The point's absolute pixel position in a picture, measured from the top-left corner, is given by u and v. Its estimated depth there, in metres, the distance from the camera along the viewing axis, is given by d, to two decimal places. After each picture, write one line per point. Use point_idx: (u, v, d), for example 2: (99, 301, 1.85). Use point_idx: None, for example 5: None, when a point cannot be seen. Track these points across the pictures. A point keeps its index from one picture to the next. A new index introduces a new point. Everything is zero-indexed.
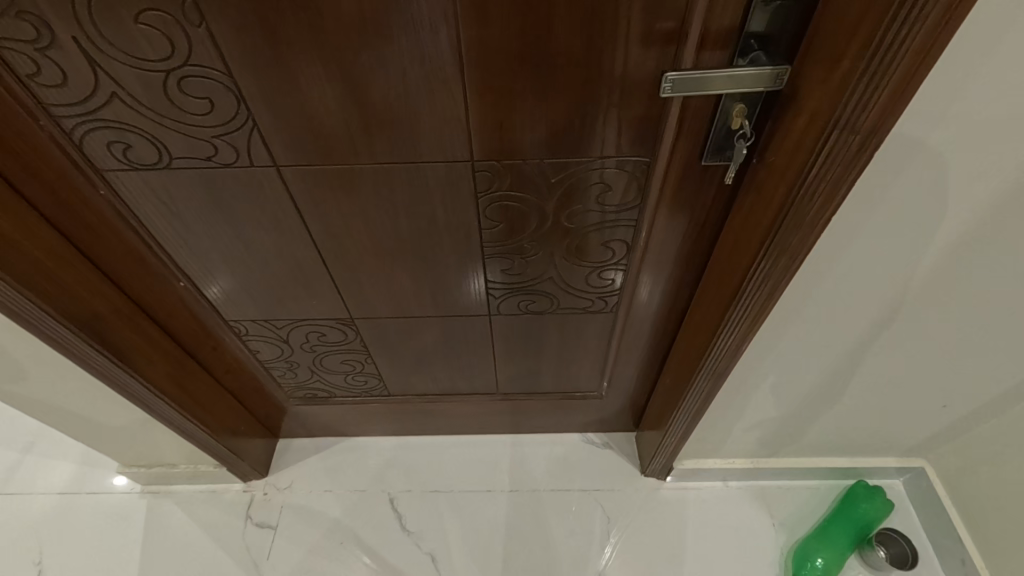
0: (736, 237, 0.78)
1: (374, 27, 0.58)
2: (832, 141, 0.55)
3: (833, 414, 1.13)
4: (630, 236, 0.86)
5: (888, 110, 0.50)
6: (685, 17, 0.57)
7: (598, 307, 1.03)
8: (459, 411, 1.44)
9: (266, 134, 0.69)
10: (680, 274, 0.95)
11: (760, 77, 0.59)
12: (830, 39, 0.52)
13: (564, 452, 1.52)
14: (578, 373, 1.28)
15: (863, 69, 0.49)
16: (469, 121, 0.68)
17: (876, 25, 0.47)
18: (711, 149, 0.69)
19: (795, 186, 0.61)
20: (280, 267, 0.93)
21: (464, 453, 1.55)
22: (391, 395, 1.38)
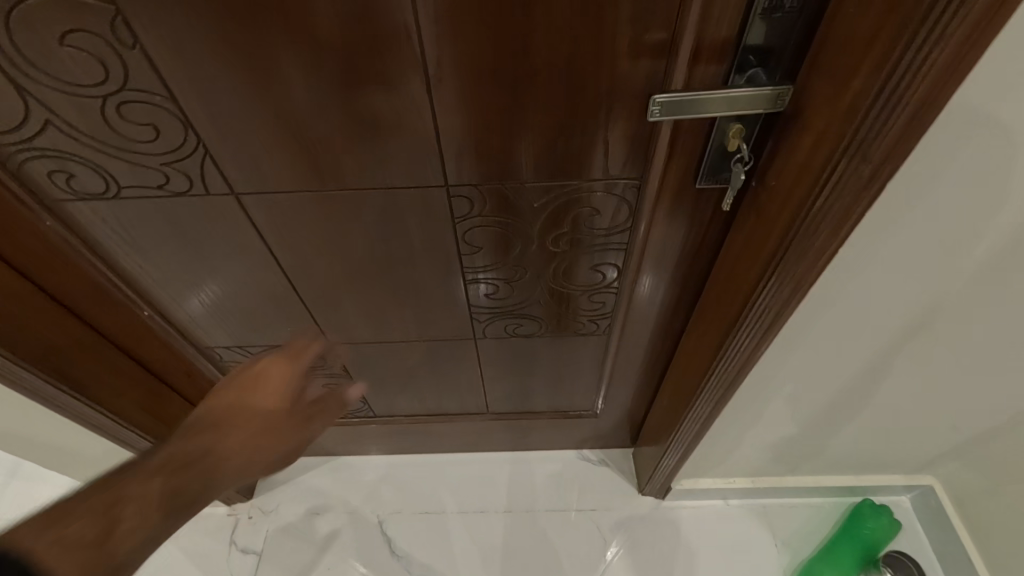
0: (733, 262, 0.73)
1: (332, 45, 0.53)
2: (841, 170, 0.49)
3: (837, 434, 1.08)
4: (621, 260, 0.80)
5: (903, 140, 0.45)
6: (676, 29, 0.51)
7: (590, 329, 0.98)
8: (448, 430, 1.39)
9: (221, 162, 0.63)
10: (676, 296, 0.89)
11: (758, 100, 0.54)
12: (837, 58, 0.47)
13: (559, 470, 1.47)
14: (572, 393, 1.23)
15: (878, 93, 0.44)
16: (442, 144, 0.63)
17: (890, 45, 0.42)
18: (706, 172, 0.63)
19: (799, 216, 0.56)
20: (251, 295, 0.87)
21: (455, 472, 1.49)
22: (379, 416, 1.33)
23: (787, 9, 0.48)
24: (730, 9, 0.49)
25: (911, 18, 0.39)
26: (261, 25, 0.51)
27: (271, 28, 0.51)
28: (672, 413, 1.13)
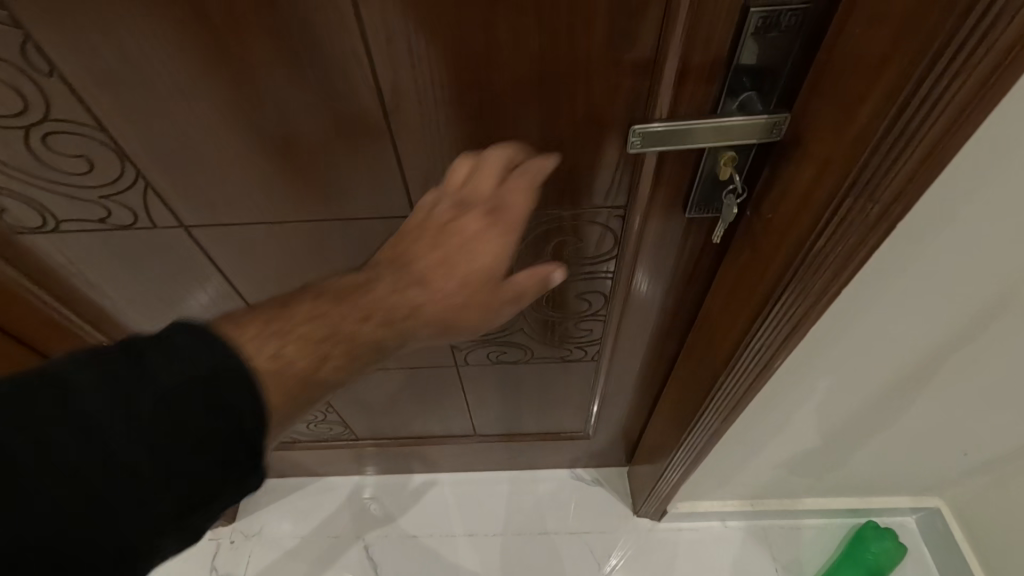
0: (725, 292, 0.68)
1: (277, 74, 0.48)
2: (848, 209, 0.45)
3: (839, 458, 1.03)
4: (607, 288, 0.75)
5: (915, 181, 0.41)
6: (659, 50, 0.46)
7: (577, 355, 0.93)
8: (436, 451, 1.34)
9: (165, 195, 0.58)
10: (668, 322, 0.84)
11: (749, 130, 0.47)
12: (835, 87, 0.41)
13: (551, 490, 1.42)
14: (562, 415, 1.18)
15: (888, 130, 0.39)
16: (406, 175, 0.57)
17: (897, 84, 0.37)
18: (696, 201, 0.58)
19: (798, 253, 0.51)
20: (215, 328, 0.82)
21: (444, 493, 1.44)
22: (363, 438, 1.28)
23: (783, 28, 0.43)
24: (718, 29, 0.43)
25: (923, 54, 0.35)
26: (196, 51, 0.46)
27: (208, 55, 0.46)
28: (668, 438, 1.08)
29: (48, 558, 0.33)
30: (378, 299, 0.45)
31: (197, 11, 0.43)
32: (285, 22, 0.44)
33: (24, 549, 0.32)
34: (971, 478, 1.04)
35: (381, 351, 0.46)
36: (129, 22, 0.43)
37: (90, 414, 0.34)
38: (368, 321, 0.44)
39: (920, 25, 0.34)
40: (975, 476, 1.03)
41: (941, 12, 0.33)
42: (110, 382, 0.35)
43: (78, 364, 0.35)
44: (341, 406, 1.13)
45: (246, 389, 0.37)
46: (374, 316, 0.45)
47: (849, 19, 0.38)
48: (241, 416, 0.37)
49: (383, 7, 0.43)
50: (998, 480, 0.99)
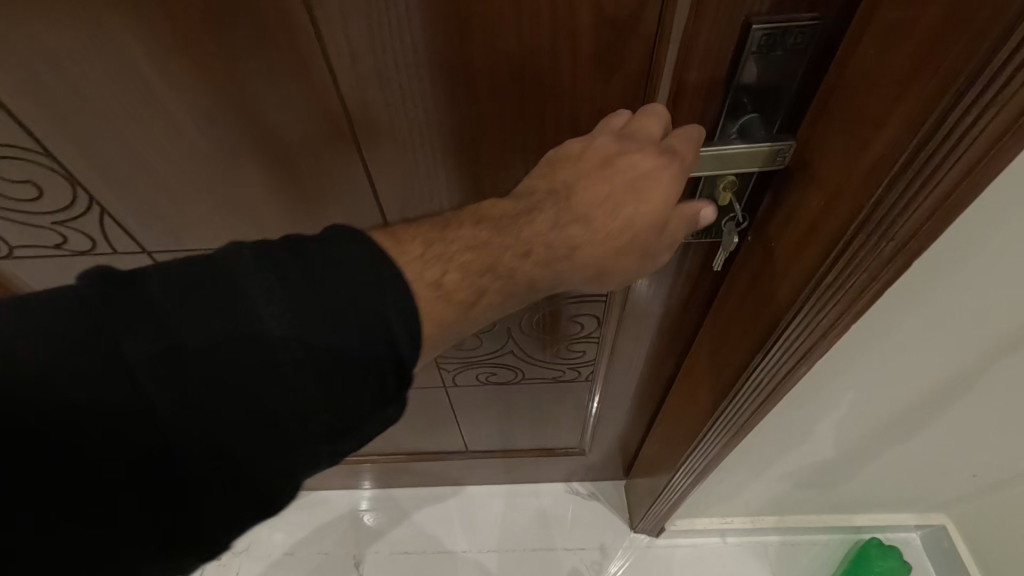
0: (725, 319, 0.64)
1: (236, 97, 0.44)
2: (858, 249, 0.41)
3: (841, 476, 1.00)
4: (601, 310, 0.71)
5: (929, 226, 0.38)
6: (651, 72, 0.42)
7: (571, 376, 0.89)
8: (429, 468, 1.31)
9: (123, 220, 0.54)
10: (665, 344, 0.81)
11: (753, 157, 0.43)
12: (846, 115, 0.38)
13: (547, 504, 1.39)
14: (557, 432, 1.15)
15: (905, 167, 0.36)
16: (381, 200, 0.54)
17: (910, 123, 0.34)
18: (694, 228, 0.53)
19: (803, 289, 0.48)
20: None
21: (437, 508, 1.41)
22: (353, 455, 1.25)
23: (786, 47, 0.39)
24: (715, 47, 0.40)
25: (941, 94, 0.32)
26: (146, 73, 0.42)
27: (158, 76, 0.42)
28: (666, 456, 1.04)
29: (217, 440, 0.35)
30: (536, 236, 0.41)
31: (143, 31, 0.39)
32: (241, 42, 0.40)
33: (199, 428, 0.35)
34: (977, 495, 1.01)
35: (530, 290, 0.43)
36: (70, 43, 0.40)
37: (260, 313, 0.35)
38: (523, 258, 0.41)
39: (943, 55, 0.31)
40: (980, 493, 1.00)
41: (970, 40, 0.30)
42: (285, 288, 0.35)
43: (255, 259, 0.36)
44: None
45: (407, 317, 0.37)
46: (531, 253, 0.41)
47: (865, 43, 0.35)
48: (390, 339, 0.37)
49: (347, 26, 0.40)
50: (1004, 497, 0.96)
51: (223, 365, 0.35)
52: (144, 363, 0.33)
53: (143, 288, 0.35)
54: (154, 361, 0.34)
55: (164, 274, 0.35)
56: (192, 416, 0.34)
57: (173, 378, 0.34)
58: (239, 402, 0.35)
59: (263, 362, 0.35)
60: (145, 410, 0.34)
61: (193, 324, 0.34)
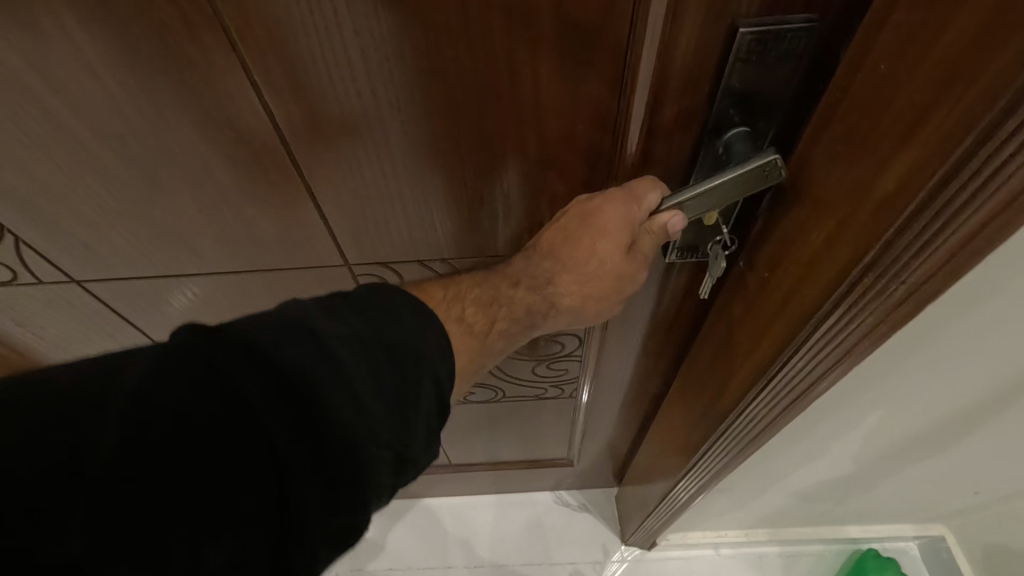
0: (713, 350, 0.61)
1: (151, 115, 0.39)
2: (864, 291, 0.37)
3: (831, 480, 0.98)
4: (581, 330, 0.67)
5: (948, 267, 0.33)
6: (621, 96, 0.38)
7: (554, 394, 0.85)
8: (411, 482, 1.26)
9: (44, 251, 0.50)
10: (653, 362, 0.76)
11: (726, 190, 0.37)
12: (855, 138, 0.34)
13: (535, 516, 1.33)
14: (543, 445, 1.10)
15: (922, 206, 0.31)
16: (333, 229, 0.50)
17: (934, 154, 0.30)
18: (678, 247, 0.48)
19: (801, 328, 0.44)
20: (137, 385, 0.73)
21: (422, 521, 1.34)
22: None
23: (778, 50, 0.34)
24: (693, 55, 0.35)
25: (971, 125, 0.28)
26: (47, 100, 0.38)
27: (60, 103, 0.38)
28: (655, 472, 1.01)
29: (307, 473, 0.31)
30: (528, 270, 0.45)
31: (36, 56, 0.35)
32: (151, 66, 0.36)
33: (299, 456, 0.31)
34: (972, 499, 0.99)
35: (532, 317, 0.45)
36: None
37: (360, 358, 0.35)
38: (517, 287, 0.44)
39: (969, 80, 0.27)
40: (974, 495, 0.98)
41: (998, 64, 0.26)
42: (349, 320, 0.36)
43: (333, 317, 0.36)
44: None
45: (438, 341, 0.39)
46: (526, 284, 0.44)
47: (878, 53, 0.32)
48: (442, 381, 0.38)
49: (271, 44, 0.35)
50: (997, 494, 0.94)
51: (340, 417, 0.33)
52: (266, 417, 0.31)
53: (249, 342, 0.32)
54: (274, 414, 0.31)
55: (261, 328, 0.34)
56: (309, 468, 0.32)
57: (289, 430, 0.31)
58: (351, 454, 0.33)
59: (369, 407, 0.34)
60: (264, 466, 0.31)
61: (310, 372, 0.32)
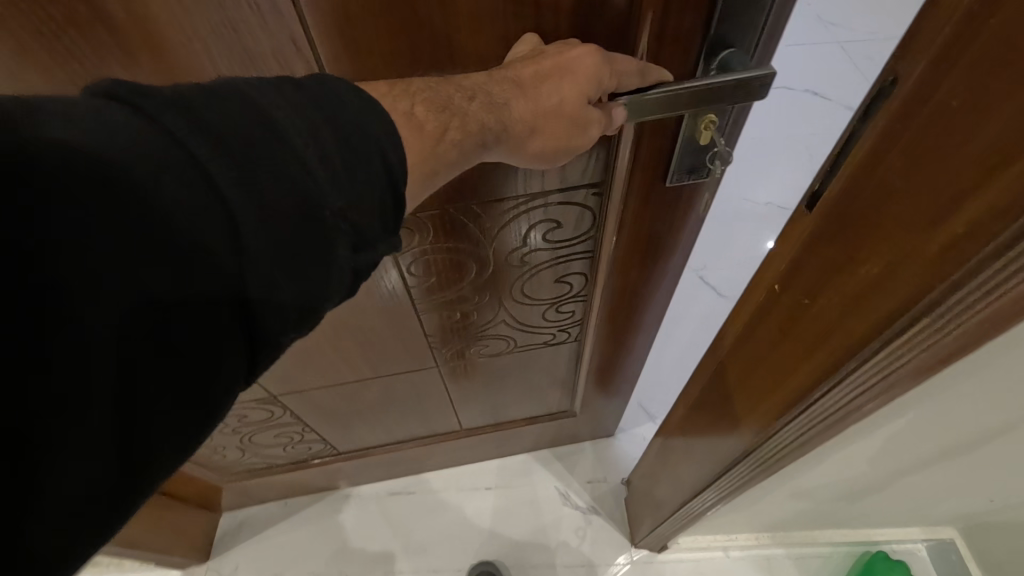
0: (750, 369, 0.61)
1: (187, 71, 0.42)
2: (920, 331, 0.38)
3: (849, 489, 0.96)
4: (588, 267, 0.74)
5: (1007, 318, 0.34)
6: (628, 15, 0.44)
7: (561, 339, 0.92)
8: (413, 455, 1.27)
9: None
10: (650, 305, 0.84)
11: (743, 91, 0.44)
12: (918, 174, 0.35)
13: (526, 477, 1.35)
14: (546, 396, 1.13)
15: (991, 255, 0.32)
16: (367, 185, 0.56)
17: (1006, 203, 0.30)
18: (677, 168, 0.57)
19: (846, 359, 0.46)
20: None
21: (427, 511, 1.32)
22: (343, 453, 1.22)
23: None
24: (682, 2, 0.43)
25: None
26: (97, 37, 0.38)
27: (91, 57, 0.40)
28: (674, 469, 0.99)
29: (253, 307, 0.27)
30: (484, 86, 0.37)
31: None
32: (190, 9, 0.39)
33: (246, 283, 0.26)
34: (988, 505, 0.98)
35: (484, 139, 0.37)
36: None
37: (240, 147, 0.26)
38: (473, 101, 0.36)
39: None
40: (991, 500, 0.95)
41: None
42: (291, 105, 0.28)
43: (177, 104, 0.26)
44: (315, 425, 1.06)
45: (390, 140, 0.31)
46: (482, 100, 0.36)
47: (949, 88, 0.31)
48: (393, 166, 0.31)
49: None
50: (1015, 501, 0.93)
51: (269, 177, 0.26)
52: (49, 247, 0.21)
53: (120, 119, 0.25)
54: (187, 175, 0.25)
55: (55, 124, 0.23)
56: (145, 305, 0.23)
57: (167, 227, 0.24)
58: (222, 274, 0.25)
59: (252, 212, 0.26)
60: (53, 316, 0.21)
61: (136, 176, 0.23)
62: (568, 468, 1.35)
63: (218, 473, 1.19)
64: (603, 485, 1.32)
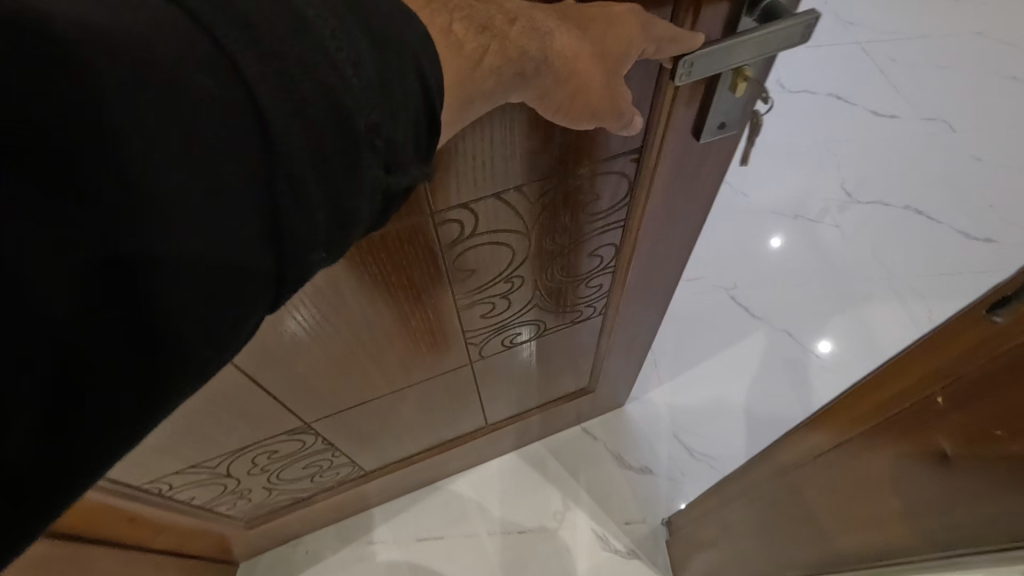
0: (869, 468, 0.60)
1: None
2: None
3: None
4: (619, 239, 0.77)
5: None
6: None
7: (586, 316, 0.95)
8: (427, 466, 1.28)
9: None
10: (666, 274, 0.90)
11: (790, 35, 0.44)
12: None
13: (545, 480, 1.34)
14: (562, 380, 1.17)
15: None
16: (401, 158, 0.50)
17: None
18: (711, 125, 0.57)
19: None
20: (192, 403, 0.74)
21: (442, 515, 1.33)
22: (369, 473, 1.23)
23: None
24: None
25: None
26: None
27: None
28: (732, 534, 0.95)
29: (287, 217, 0.28)
30: (525, 12, 0.36)
31: None
32: None
33: (280, 192, 0.27)
34: None
35: (522, 69, 0.37)
36: None
37: (274, 43, 0.26)
38: (514, 25, 0.36)
39: None
40: None
41: None
42: (329, 7, 0.29)
43: None
44: (344, 449, 1.08)
45: (426, 54, 0.32)
46: (523, 25, 0.36)
47: None
48: (426, 77, 0.32)
49: None
50: None
51: (308, 82, 0.27)
52: (84, 127, 0.22)
53: (163, 7, 0.25)
54: (227, 73, 0.25)
55: (103, 6, 0.24)
56: (175, 202, 0.24)
57: (208, 125, 0.25)
58: (249, 177, 0.26)
59: (282, 110, 0.26)
60: (79, 206, 0.22)
61: (180, 69, 0.24)
62: (607, 513, 1.29)
63: (239, 518, 1.17)
64: (641, 526, 1.27)
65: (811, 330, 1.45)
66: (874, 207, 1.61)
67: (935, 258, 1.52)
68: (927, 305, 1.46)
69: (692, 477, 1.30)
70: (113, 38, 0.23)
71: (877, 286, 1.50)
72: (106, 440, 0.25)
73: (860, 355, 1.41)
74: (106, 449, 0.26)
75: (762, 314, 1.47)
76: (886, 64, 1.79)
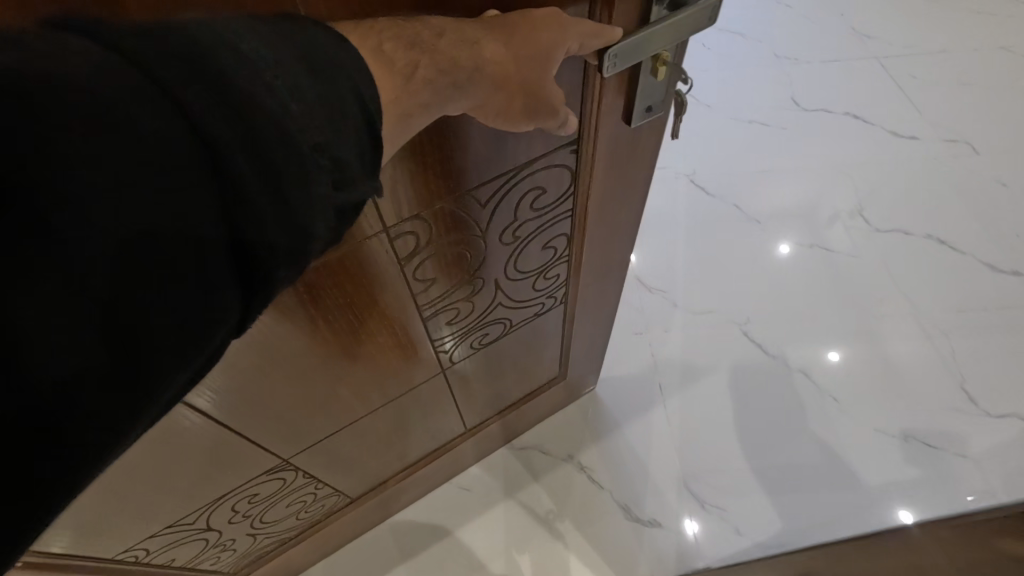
0: None
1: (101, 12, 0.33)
2: None
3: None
4: (569, 228, 0.80)
5: None
6: None
7: (549, 306, 0.97)
8: (413, 481, 1.28)
9: None
10: (613, 254, 0.92)
11: (698, 18, 0.48)
12: None
13: (536, 487, 1.39)
14: (534, 372, 1.19)
15: None
16: None
17: None
18: (639, 109, 0.60)
19: None
20: (162, 461, 0.71)
21: (443, 542, 1.34)
22: (355, 499, 1.21)
23: None
24: None
25: None
26: None
27: None
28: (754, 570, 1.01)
29: (246, 234, 0.28)
30: (454, 26, 0.38)
31: None
32: None
33: (235, 210, 0.28)
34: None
35: (456, 80, 0.39)
36: None
37: (210, 69, 0.27)
38: (442, 38, 0.37)
39: None
40: None
41: None
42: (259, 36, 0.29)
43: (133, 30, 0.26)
44: (326, 478, 1.05)
45: (361, 72, 0.33)
46: (452, 38, 0.38)
47: None
48: (366, 101, 0.33)
49: None
50: None
51: (253, 104, 0.28)
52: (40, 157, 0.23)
53: (95, 44, 0.25)
54: (172, 95, 0.26)
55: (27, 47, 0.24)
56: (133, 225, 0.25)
57: (159, 146, 0.26)
58: (199, 205, 0.27)
59: (226, 138, 0.27)
60: (41, 240, 0.23)
61: (122, 96, 0.25)
62: (611, 565, 1.30)
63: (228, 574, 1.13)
64: None
65: (820, 348, 1.53)
66: (893, 234, 1.69)
67: (955, 295, 1.59)
68: (951, 343, 1.53)
69: (709, 523, 1.33)
70: (46, 72, 0.23)
71: (900, 319, 1.56)
72: (85, 467, 0.26)
73: (868, 370, 1.50)
74: (80, 474, 0.26)
75: (776, 352, 1.53)
76: (906, 78, 1.96)
